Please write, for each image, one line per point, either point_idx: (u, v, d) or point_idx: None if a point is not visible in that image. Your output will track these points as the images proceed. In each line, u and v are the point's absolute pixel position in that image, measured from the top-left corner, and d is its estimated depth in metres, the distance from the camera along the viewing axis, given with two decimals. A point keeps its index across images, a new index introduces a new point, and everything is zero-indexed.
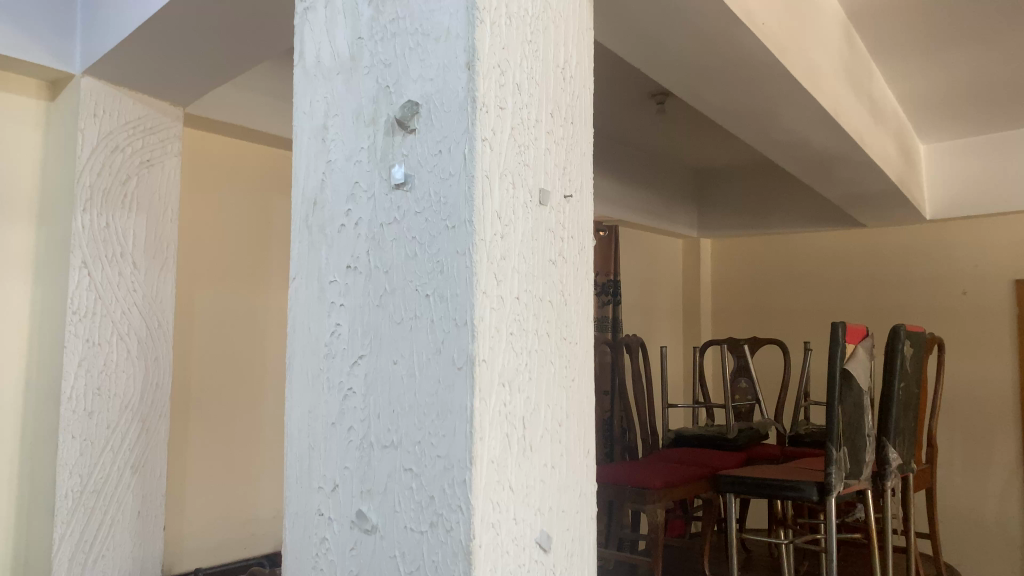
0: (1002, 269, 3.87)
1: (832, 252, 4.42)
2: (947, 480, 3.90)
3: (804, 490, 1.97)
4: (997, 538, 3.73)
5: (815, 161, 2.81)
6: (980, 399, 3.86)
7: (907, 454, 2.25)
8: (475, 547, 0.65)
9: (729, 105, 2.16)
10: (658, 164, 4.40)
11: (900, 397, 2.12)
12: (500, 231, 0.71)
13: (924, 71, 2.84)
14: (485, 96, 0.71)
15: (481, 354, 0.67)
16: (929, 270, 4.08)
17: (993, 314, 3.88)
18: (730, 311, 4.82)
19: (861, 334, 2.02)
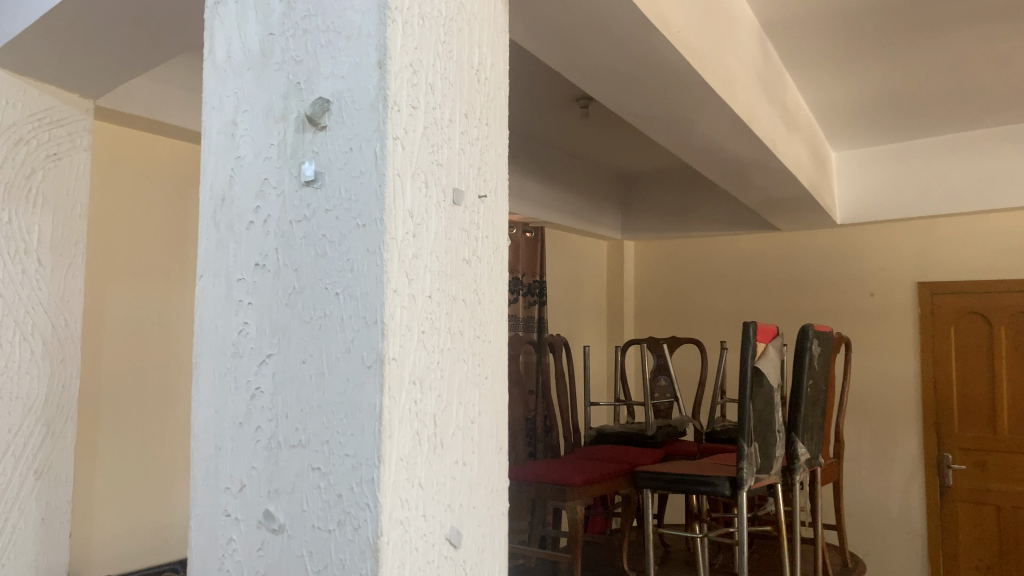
0: (905, 271, 4.05)
1: (749, 255, 4.56)
2: (855, 474, 4.07)
3: (717, 484, 2.03)
4: (900, 528, 3.91)
5: (731, 166, 2.89)
6: (886, 396, 4.03)
7: (815, 448, 2.34)
8: (383, 545, 0.66)
9: (648, 111, 2.21)
10: (584, 167, 4.47)
11: (808, 394, 2.20)
12: (412, 230, 0.72)
13: (832, 80, 2.96)
14: (397, 95, 0.71)
15: (390, 352, 0.68)
16: (839, 272, 4.24)
17: (898, 314, 4.05)
18: (650, 311, 4.89)
19: (772, 333, 2.09)
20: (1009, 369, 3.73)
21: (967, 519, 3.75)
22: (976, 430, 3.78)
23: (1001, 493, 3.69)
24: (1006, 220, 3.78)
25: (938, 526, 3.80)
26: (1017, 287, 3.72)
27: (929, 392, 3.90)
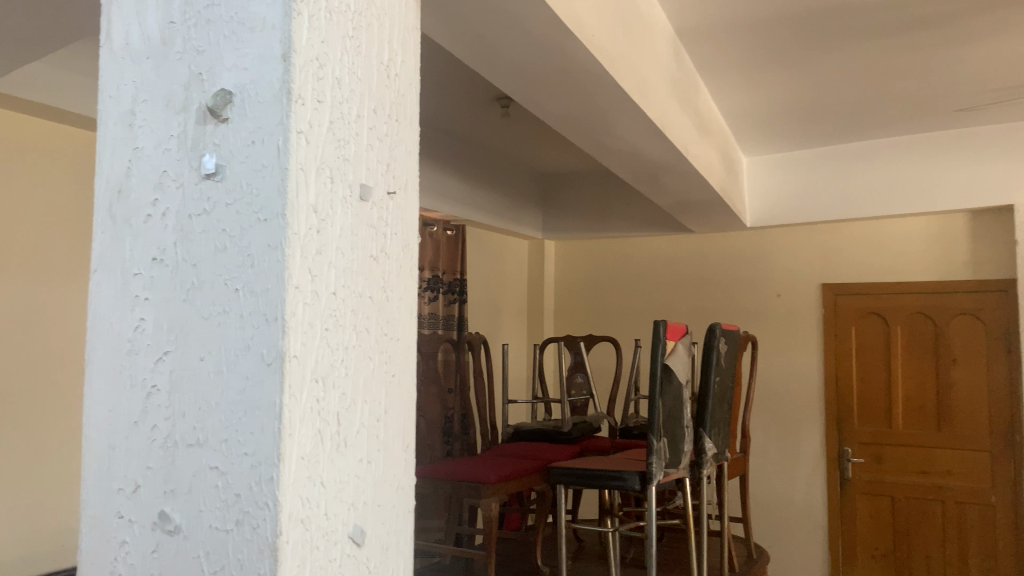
0: (810, 273, 4.21)
1: (665, 256, 4.66)
2: (761, 468, 4.21)
3: (627, 479, 2.08)
4: (803, 519, 4.07)
5: (645, 169, 2.96)
6: (791, 393, 4.19)
7: (722, 443, 2.42)
8: (282, 543, 0.65)
9: (565, 113, 2.23)
10: (506, 166, 4.49)
11: (716, 390, 2.28)
12: (316, 226, 0.71)
13: (743, 87, 3.05)
14: (301, 89, 0.71)
15: (291, 349, 0.67)
16: (749, 273, 4.38)
17: (803, 314, 4.21)
18: (569, 310, 4.94)
19: (682, 332, 2.15)
20: (904, 367, 3.93)
21: (865, 510, 3.94)
22: (874, 425, 3.97)
23: (895, 484, 3.88)
24: (903, 225, 3.98)
25: (837, 516, 3.98)
26: (912, 289, 3.93)
27: (831, 388, 4.07)
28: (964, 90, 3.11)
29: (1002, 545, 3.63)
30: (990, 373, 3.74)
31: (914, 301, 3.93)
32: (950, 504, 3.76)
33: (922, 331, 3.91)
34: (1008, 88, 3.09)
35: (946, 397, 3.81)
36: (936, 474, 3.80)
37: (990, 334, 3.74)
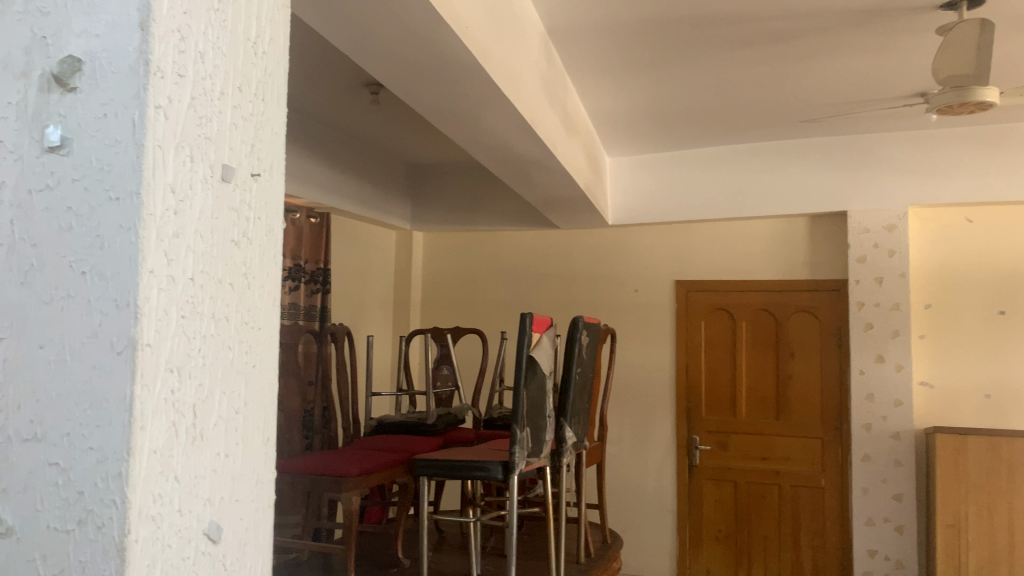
0: (667, 270, 4.40)
1: (530, 250, 4.73)
2: (617, 456, 4.37)
3: (490, 469, 2.11)
4: (654, 504, 4.26)
5: (515, 164, 2.99)
6: (646, 384, 4.36)
7: (581, 432, 2.49)
8: (130, 542, 0.62)
9: (436, 103, 2.22)
10: (374, 154, 4.43)
11: (577, 381, 2.35)
12: (173, 207, 0.67)
13: (608, 88, 3.15)
14: (160, 61, 0.67)
15: (144, 338, 0.63)
16: (610, 268, 4.52)
17: (659, 309, 4.39)
18: (433, 302, 4.91)
19: (546, 324, 2.20)
20: (748, 360, 4.19)
21: (711, 494, 4.16)
22: (720, 414, 4.20)
23: (738, 470, 4.13)
24: (751, 227, 4.23)
25: (685, 501, 4.20)
26: (757, 287, 4.19)
27: (682, 380, 4.28)
28: (809, 103, 3.35)
29: (830, 524, 3.94)
30: (823, 366, 4.05)
31: (758, 298, 4.19)
32: (786, 487, 4.04)
33: (765, 326, 4.18)
34: (843, 103, 3.36)
35: (785, 388, 4.10)
36: (774, 460, 4.08)
37: (824, 330, 4.06)
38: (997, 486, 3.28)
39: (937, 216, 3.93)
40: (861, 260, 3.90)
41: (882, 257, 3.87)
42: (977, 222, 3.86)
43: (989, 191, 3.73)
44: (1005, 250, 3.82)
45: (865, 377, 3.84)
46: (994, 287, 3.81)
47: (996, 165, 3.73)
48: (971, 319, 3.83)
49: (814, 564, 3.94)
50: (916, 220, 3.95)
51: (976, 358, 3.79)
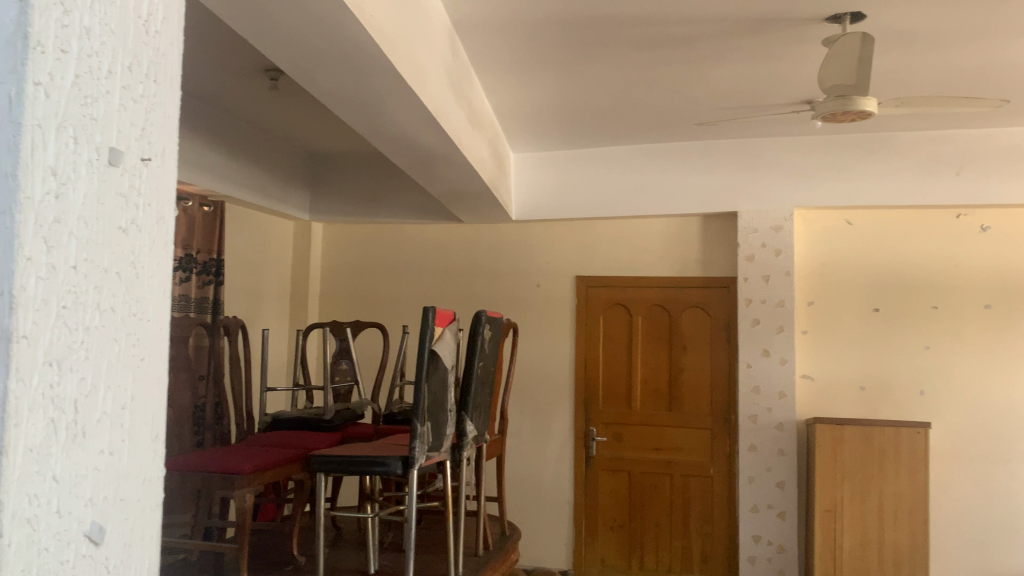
0: (567, 265, 4.46)
1: (433, 243, 4.70)
2: (516, 449, 4.40)
3: (390, 464, 2.09)
4: (552, 496, 4.32)
5: (418, 156, 2.97)
6: (546, 378, 4.42)
7: (482, 425, 2.50)
8: (3, 547, 0.58)
9: (338, 91, 2.17)
10: (272, 142, 4.30)
11: (479, 375, 2.35)
12: (54, 191, 0.64)
13: (512, 84, 3.16)
14: (41, 34, 0.63)
15: (18, 329, 0.60)
16: (512, 263, 4.54)
17: (559, 304, 4.45)
18: (332, 294, 4.81)
19: (449, 318, 2.20)
20: (643, 354, 4.30)
21: (607, 485, 4.26)
22: (616, 406, 4.30)
23: (633, 461, 4.24)
24: (648, 225, 4.35)
25: (582, 492, 4.28)
26: (654, 283, 4.31)
27: (580, 373, 4.35)
28: (704, 106, 3.46)
29: (718, 511, 4.11)
30: (713, 359, 4.21)
31: (654, 294, 4.31)
32: (677, 477, 4.17)
33: (660, 322, 4.30)
34: (737, 107, 3.50)
35: (678, 381, 4.24)
36: (667, 451, 4.21)
37: (715, 325, 4.22)
38: (870, 473, 3.50)
39: (820, 218, 4.15)
40: (750, 258, 4.08)
41: (769, 256, 4.05)
42: (855, 224, 4.10)
43: (866, 195, 3.97)
44: (880, 252, 4.07)
45: (752, 370, 4.01)
46: (870, 286, 4.06)
47: (873, 172, 3.97)
48: (848, 316, 4.06)
49: (703, 550, 4.10)
50: (801, 221, 4.16)
51: (853, 353, 4.03)
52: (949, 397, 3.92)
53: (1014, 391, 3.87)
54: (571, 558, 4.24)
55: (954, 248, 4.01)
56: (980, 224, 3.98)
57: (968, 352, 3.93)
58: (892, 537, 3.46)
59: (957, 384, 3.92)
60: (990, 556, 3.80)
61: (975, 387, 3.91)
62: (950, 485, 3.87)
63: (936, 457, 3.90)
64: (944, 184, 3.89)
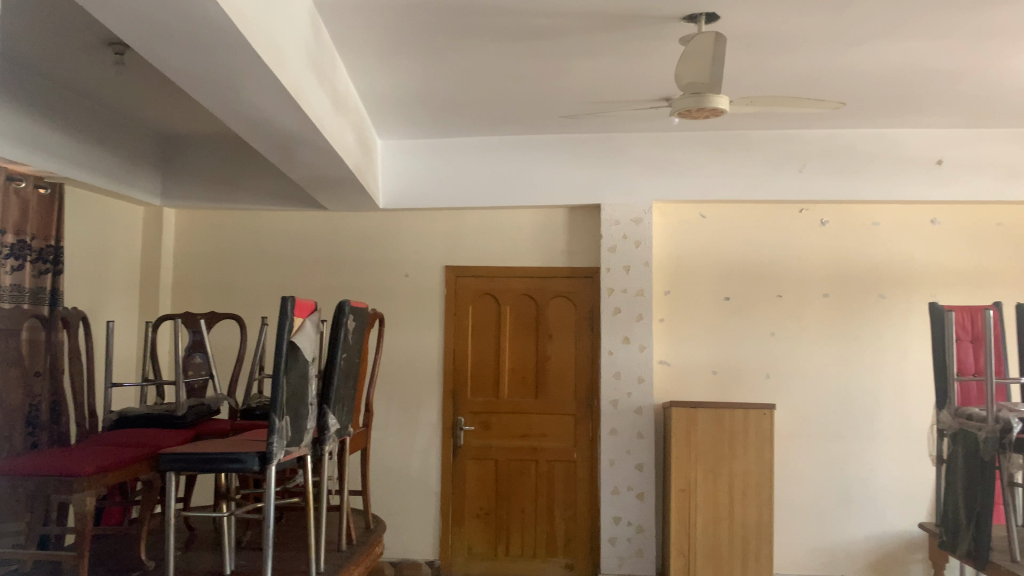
0: (434, 255, 4.44)
1: (295, 232, 4.54)
2: (382, 441, 4.34)
3: (246, 461, 2.01)
4: (418, 487, 4.29)
5: (278, 140, 2.87)
6: (413, 369, 4.37)
7: (345, 418, 2.45)
8: None
9: (189, 70, 2.06)
10: (118, 121, 4.04)
11: (342, 366, 2.30)
12: None
13: (377, 69, 3.10)
14: None
15: None
16: (378, 253, 4.47)
17: (426, 294, 4.41)
18: (186, 284, 4.56)
19: (310, 309, 2.14)
20: (510, 342, 4.34)
21: (473, 474, 4.28)
22: (483, 396, 4.32)
23: (499, 448, 4.27)
24: (515, 215, 4.40)
25: (449, 482, 4.27)
26: (520, 273, 4.36)
27: (448, 363, 4.34)
28: (568, 99, 3.53)
29: (581, 495, 4.22)
30: (577, 347, 4.32)
31: (521, 284, 4.36)
32: (543, 463, 4.25)
33: (526, 311, 4.36)
34: (600, 101, 3.59)
35: (543, 369, 4.31)
36: (533, 438, 4.27)
37: (579, 314, 4.32)
38: (721, 453, 3.70)
39: (677, 211, 4.33)
40: (612, 249, 4.20)
41: (630, 247, 4.19)
42: (709, 217, 4.31)
43: (719, 190, 4.18)
44: (731, 243, 4.30)
45: (614, 356, 4.13)
46: (722, 276, 4.27)
47: (726, 167, 4.18)
48: (702, 305, 4.26)
49: (567, 534, 4.20)
50: (660, 214, 4.32)
51: (706, 339, 4.24)
52: (790, 379, 4.20)
53: (847, 373, 4.19)
54: (438, 548, 4.24)
55: (797, 241, 4.28)
56: (820, 219, 4.28)
57: (809, 338, 4.22)
58: (741, 513, 3.66)
59: (798, 367, 4.20)
60: (825, 525, 4.10)
61: (814, 370, 4.20)
62: (791, 461, 4.15)
63: (781, 436, 4.16)
64: (788, 180, 4.15)
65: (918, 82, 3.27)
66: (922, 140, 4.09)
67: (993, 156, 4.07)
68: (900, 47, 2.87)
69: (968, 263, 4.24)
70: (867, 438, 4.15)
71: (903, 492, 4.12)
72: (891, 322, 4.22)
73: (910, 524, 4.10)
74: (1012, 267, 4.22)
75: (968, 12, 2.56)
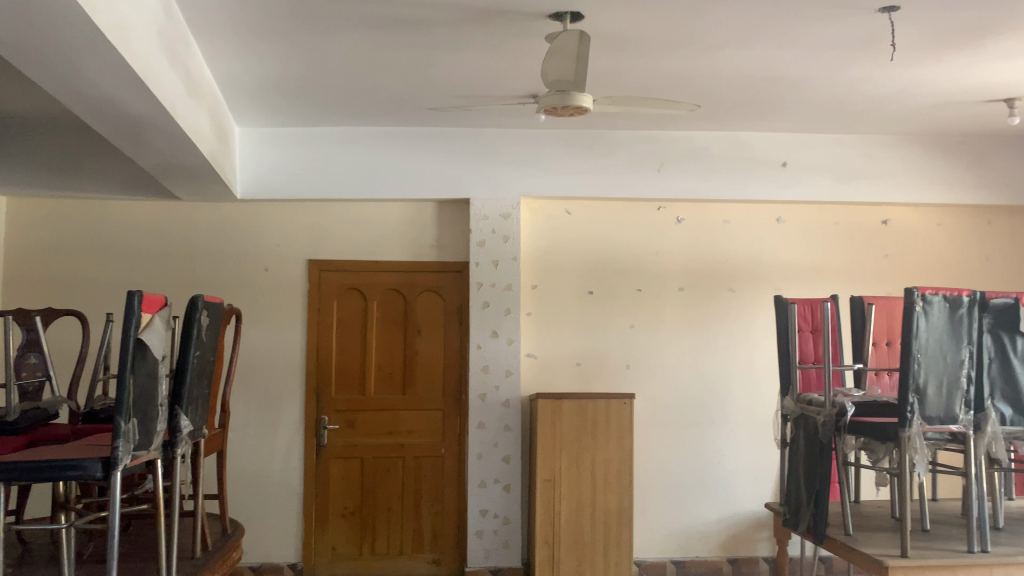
0: (297, 248, 4.30)
1: (145, 222, 4.28)
2: (241, 442, 4.17)
3: (87, 468, 1.87)
4: (279, 489, 4.15)
5: (125, 124, 2.69)
6: (274, 367, 4.22)
7: (199, 419, 2.33)
8: None
9: (20, 45, 1.90)
10: None
11: (194, 365, 2.19)
12: None
13: (235, 53, 2.97)
14: None
15: None
16: (237, 245, 4.29)
17: (287, 289, 4.27)
18: (19, 278, 4.19)
19: (159, 304, 2.02)
20: (377, 337, 4.27)
21: (338, 473, 4.18)
22: (348, 393, 4.23)
23: (365, 446, 4.20)
24: (381, 208, 4.33)
25: (312, 482, 4.15)
26: (387, 267, 4.30)
27: (312, 360, 4.21)
28: (435, 92, 3.51)
29: (448, 490, 4.23)
30: (445, 342, 4.31)
31: (387, 278, 4.30)
32: (409, 459, 4.22)
33: (393, 306, 4.30)
34: (467, 95, 3.59)
35: (410, 364, 4.27)
36: (399, 434, 4.23)
37: (448, 309, 4.32)
38: (584, 442, 3.80)
39: (543, 207, 4.40)
40: (481, 244, 4.21)
41: (498, 242, 4.22)
42: (574, 214, 4.41)
43: (584, 187, 4.28)
44: (594, 239, 4.41)
45: (482, 350, 4.15)
46: (586, 271, 4.39)
47: (590, 165, 4.29)
48: (567, 299, 4.36)
49: (433, 529, 4.20)
50: (527, 209, 4.38)
51: (571, 333, 4.34)
52: (649, 369, 4.37)
53: (701, 363, 4.41)
54: (301, 550, 4.12)
55: (655, 237, 4.45)
56: (677, 216, 4.47)
57: (666, 331, 4.40)
58: (603, 501, 3.77)
59: (656, 359, 4.38)
60: (681, 509, 4.30)
61: (671, 361, 4.39)
62: (649, 449, 4.32)
63: (641, 425, 4.33)
64: (648, 179, 4.30)
65: (766, 88, 3.47)
66: (769, 143, 4.35)
67: (830, 160, 4.39)
68: (749, 54, 3.04)
69: (808, 259, 4.55)
70: (719, 424, 4.39)
71: (750, 474, 4.38)
72: (741, 313, 4.46)
73: (757, 504, 4.37)
74: (846, 262, 4.57)
75: (810, 24, 2.75)
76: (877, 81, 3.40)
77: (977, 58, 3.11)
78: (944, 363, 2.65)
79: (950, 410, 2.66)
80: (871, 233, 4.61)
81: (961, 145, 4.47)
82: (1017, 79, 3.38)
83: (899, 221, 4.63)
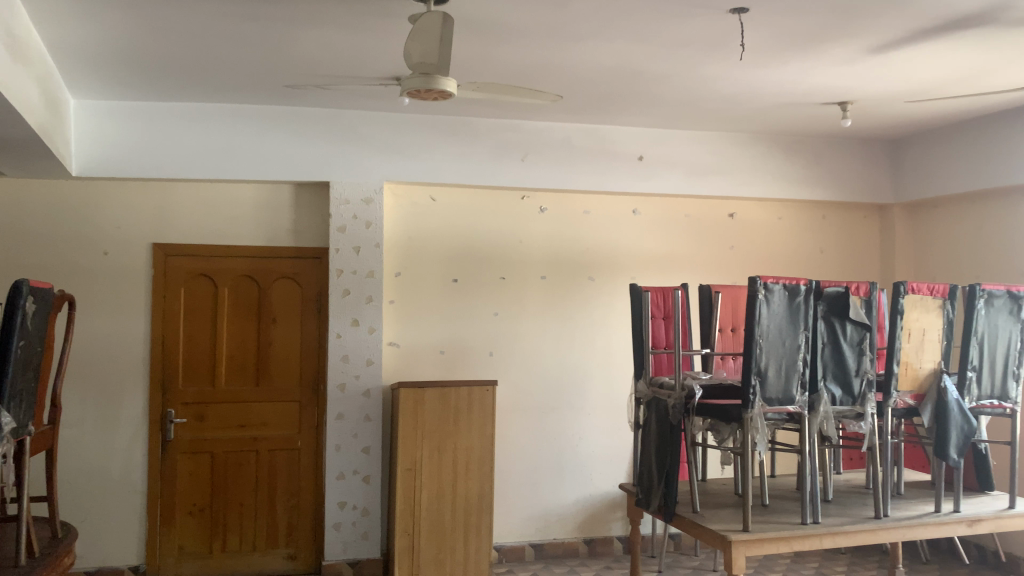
0: (141, 231, 4.03)
1: None
2: (76, 440, 3.88)
3: None
4: (119, 488, 3.89)
5: None
6: (114, 358, 3.94)
7: (24, 416, 2.13)
8: None
9: None
10: None
11: (18, 356, 2.00)
12: None
13: (70, 18, 2.74)
14: None
15: None
16: (72, 227, 3.97)
17: (130, 274, 4.00)
18: None
19: None
20: (229, 326, 4.07)
21: (185, 469, 3.97)
22: (197, 385, 4.02)
23: (215, 441, 4.00)
24: (234, 190, 4.13)
25: (157, 480, 3.92)
26: (241, 253, 4.10)
27: (157, 350, 3.97)
28: (294, 70, 3.39)
29: (304, 483, 4.11)
30: (302, 331, 4.17)
31: (240, 264, 4.10)
32: (263, 452, 4.06)
33: (247, 293, 4.11)
34: (327, 75, 3.49)
35: (265, 354, 4.10)
36: (252, 427, 4.06)
37: (305, 296, 4.17)
38: (445, 430, 3.79)
39: (406, 193, 4.35)
40: (342, 230, 4.10)
41: (360, 228, 4.12)
42: (439, 201, 4.38)
43: (448, 174, 4.26)
44: (458, 227, 4.40)
45: (342, 339, 4.05)
46: (449, 259, 4.37)
47: (453, 152, 4.27)
48: (429, 286, 4.33)
49: (288, 524, 4.07)
50: (390, 195, 4.31)
51: (434, 320, 4.32)
52: (510, 357, 4.42)
53: (560, 350, 4.51)
54: (144, 552, 3.89)
55: (518, 226, 4.49)
56: (539, 206, 4.53)
57: (527, 318, 4.46)
58: (463, 488, 3.79)
59: (518, 346, 4.43)
60: (541, 493, 4.39)
61: (531, 349, 4.45)
62: (510, 434, 4.37)
63: (504, 411, 4.37)
64: (511, 168, 4.34)
65: (624, 82, 3.58)
66: (625, 137, 4.50)
67: (683, 155, 4.59)
68: (607, 47, 3.11)
69: (663, 250, 4.74)
70: (578, 408, 4.50)
71: (606, 457, 4.53)
72: (598, 301, 4.59)
73: (612, 486, 4.53)
74: (697, 253, 4.80)
75: (666, 20, 2.84)
76: (726, 80, 3.57)
77: (815, 62, 3.32)
78: (783, 347, 2.83)
79: (788, 391, 2.84)
80: (719, 226, 4.86)
81: (800, 145, 4.79)
82: (848, 83, 3.65)
83: (745, 215, 4.91)
